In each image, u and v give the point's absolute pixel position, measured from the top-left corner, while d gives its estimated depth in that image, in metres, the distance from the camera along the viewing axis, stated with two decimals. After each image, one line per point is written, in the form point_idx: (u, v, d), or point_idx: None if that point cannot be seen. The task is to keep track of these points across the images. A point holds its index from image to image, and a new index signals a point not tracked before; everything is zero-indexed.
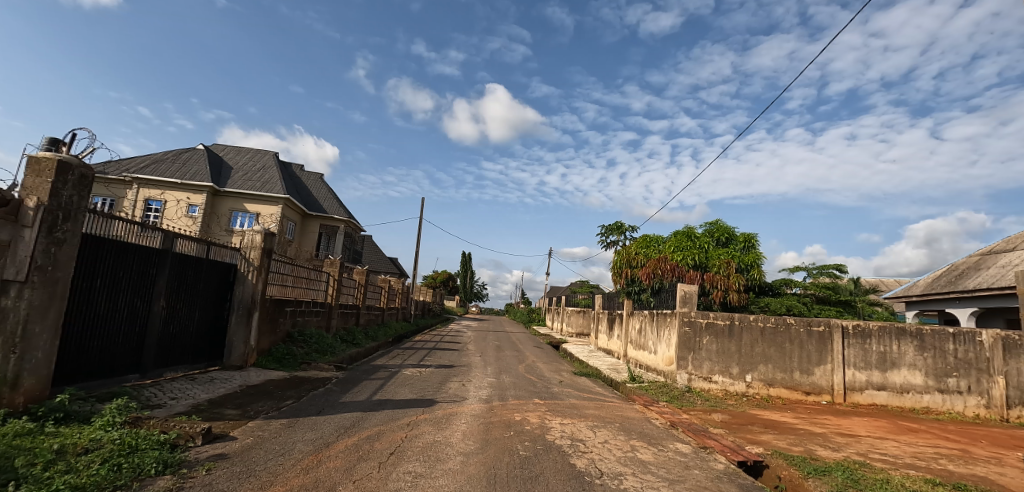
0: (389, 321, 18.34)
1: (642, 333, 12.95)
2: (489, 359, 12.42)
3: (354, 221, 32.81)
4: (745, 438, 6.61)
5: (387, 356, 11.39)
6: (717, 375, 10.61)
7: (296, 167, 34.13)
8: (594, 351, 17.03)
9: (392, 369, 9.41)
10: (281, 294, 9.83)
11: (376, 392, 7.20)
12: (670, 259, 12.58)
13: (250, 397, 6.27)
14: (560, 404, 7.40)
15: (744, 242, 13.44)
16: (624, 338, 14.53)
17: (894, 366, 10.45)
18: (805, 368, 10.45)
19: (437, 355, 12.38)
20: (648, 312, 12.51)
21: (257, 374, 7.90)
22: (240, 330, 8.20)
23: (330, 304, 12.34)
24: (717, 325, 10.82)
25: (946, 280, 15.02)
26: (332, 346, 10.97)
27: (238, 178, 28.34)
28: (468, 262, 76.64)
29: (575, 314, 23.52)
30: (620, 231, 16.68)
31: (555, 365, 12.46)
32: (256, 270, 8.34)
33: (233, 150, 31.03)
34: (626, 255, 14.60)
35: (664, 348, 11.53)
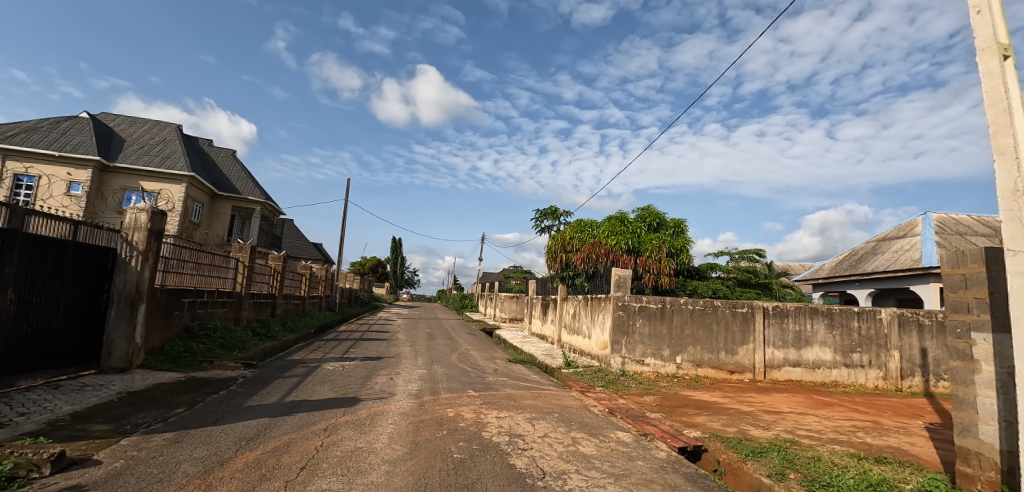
0: (310, 311, 17.05)
1: (576, 318, 12.86)
2: (419, 349, 11.75)
3: (272, 203, 30.40)
4: (681, 422, 6.53)
5: (306, 350, 10.42)
6: (650, 358, 10.68)
7: (203, 143, 30.97)
8: (528, 336, 16.82)
9: (310, 365, 8.53)
10: (177, 283, 8.61)
11: (290, 392, 6.40)
12: (603, 244, 12.60)
13: (133, 404, 5.31)
14: (495, 396, 6.96)
15: (673, 228, 13.71)
16: (558, 323, 14.42)
17: (808, 344, 10.99)
18: (730, 348, 10.77)
19: (362, 347, 11.54)
20: (582, 297, 12.42)
21: (145, 377, 6.85)
22: (121, 326, 7.08)
23: (240, 294, 11.09)
24: (649, 308, 10.88)
25: (848, 263, 16.23)
26: (242, 340, 9.84)
27: (133, 152, 25.19)
28: (398, 248, 74.39)
29: (508, 299, 23.25)
30: (554, 216, 16.50)
31: (488, 353, 12.06)
32: (142, 255, 7.23)
33: (126, 121, 27.52)
34: (559, 239, 14.40)
35: (598, 332, 11.46)
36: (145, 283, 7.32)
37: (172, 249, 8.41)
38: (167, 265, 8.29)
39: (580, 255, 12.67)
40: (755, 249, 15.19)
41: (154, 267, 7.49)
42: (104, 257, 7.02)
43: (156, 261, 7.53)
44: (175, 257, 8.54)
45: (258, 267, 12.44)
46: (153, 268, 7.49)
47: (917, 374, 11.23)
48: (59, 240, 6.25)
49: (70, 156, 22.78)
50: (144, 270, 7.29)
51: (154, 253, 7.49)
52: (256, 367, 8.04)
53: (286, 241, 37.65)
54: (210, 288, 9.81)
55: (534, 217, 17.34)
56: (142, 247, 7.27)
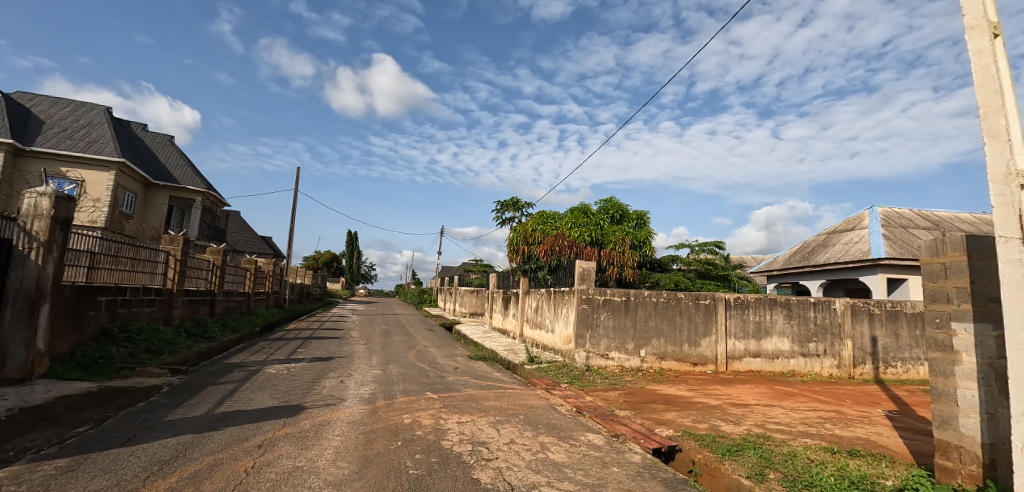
0: (256, 309, 15.93)
1: (538, 312, 12.50)
2: (373, 348, 11.06)
3: (214, 194, 28.50)
4: (652, 419, 6.23)
5: (247, 351, 9.54)
6: (614, 351, 10.44)
7: (136, 127, 28.61)
8: (488, 331, 16.36)
9: (250, 369, 7.73)
10: (91, 280, 7.60)
11: (223, 401, 5.67)
12: (567, 236, 12.29)
13: (22, 426, 4.53)
14: (456, 398, 6.46)
15: (636, 220, 13.56)
16: (520, 317, 14.02)
17: (767, 334, 11.04)
18: (693, 340, 10.68)
19: (311, 346, 10.73)
20: (546, 291, 12.07)
21: (48, 388, 5.95)
22: (18, 330, 6.08)
23: (171, 291, 10.05)
24: (613, 301, 10.63)
25: (801, 255, 16.63)
26: (172, 342, 8.87)
27: (52, 136, 22.87)
28: (353, 241, 72.16)
29: (468, 294, 22.69)
30: (516, 208, 16.07)
31: (448, 350, 11.52)
32: (43, 247, 6.28)
33: (45, 102, 25.00)
34: (521, 231, 13.98)
35: (562, 326, 11.14)
36: (47, 280, 6.37)
37: (85, 241, 7.40)
38: (79, 259, 7.29)
39: (543, 247, 12.34)
40: (714, 242, 15.29)
41: (60, 261, 6.54)
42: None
43: (62, 254, 6.57)
44: (88, 251, 7.53)
45: (193, 262, 11.35)
46: (59, 263, 6.53)
47: (868, 362, 11.53)
48: None
49: None
50: (47, 264, 6.34)
51: (60, 245, 6.54)
52: (186, 373, 7.18)
53: (232, 234, 35.53)
54: (134, 285, 8.79)
55: (495, 209, 16.85)
56: (45, 238, 6.33)
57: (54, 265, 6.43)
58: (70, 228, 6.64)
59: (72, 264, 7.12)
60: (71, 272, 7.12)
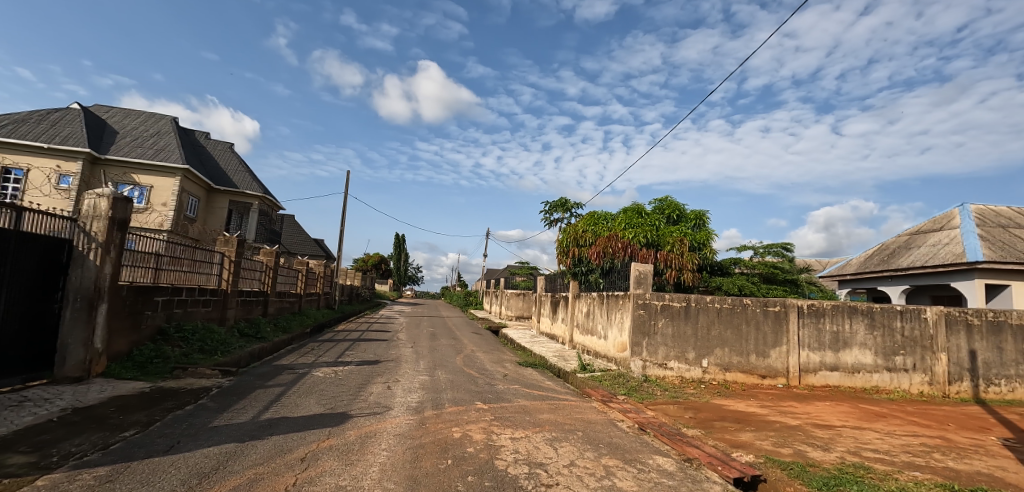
0: (307, 309, 16.14)
1: (590, 317, 11.93)
2: (420, 351, 10.82)
3: (270, 198, 29.52)
4: (726, 441, 5.56)
5: (296, 353, 9.49)
6: (673, 361, 9.73)
7: (199, 135, 30.08)
8: (536, 336, 15.88)
9: (298, 372, 7.60)
10: (148, 280, 7.72)
11: (269, 407, 5.48)
12: (620, 237, 11.65)
13: (71, 427, 4.51)
14: (507, 409, 6.03)
15: (694, 220, 12.73)
16: (570, 322, 13.48)
17: (846, 346, 9.99)
18: (762, 351, 9.81)
19: (359, 349, 10.62)
20: (598, 295, 11.49)
21: (104, 387, 6.01)
22: (76, 329, 6.19)
23: (225, 292, 10.18)
24: (672, 307, 9.93)
25: (879, 258, 15.20)
26: (224, 343, 8.93)
27: (125, 145, 24.31)
28: (401, 244, 73.50)
29: (514, 297, 22.30)
30: (565, 208, 15.54)
31: (496, 355, 11.14)
32: (101, 248, 6.36)
33: (119, 113, 26.68)
34: (571, 232, 13.43)
35: (616, 332, 10.53)
36: (105, 280, 6.44)
37: (143, 242, 7.51)
38: (136, 260, 7.40)
39: (595, 249, 11.76)
40: (781, 243, 14.16)
41: (117, 263, 6.60)
42: (56, 250, 6.19)
43: (119, 255, 6.64)
44: (146, 252, 7.64)
45: (247, 263, 11.50)
46: (116, 263, 6.60)
47: (965, 379, 10.24)
48: None
49: (59, 148, 21.89)
50: (104, 265, 6.41)
51: (117, 246, 6.61)
52: (236, 375, 7.12)
53: (286, 237, 36.77)
54: (189, 285, 8.91)
55: (543, 210, 16.38)
56: (102, 239, 6.40)
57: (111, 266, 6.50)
58: (126, 230, 6.70)
59: (129, 265, 7.22)
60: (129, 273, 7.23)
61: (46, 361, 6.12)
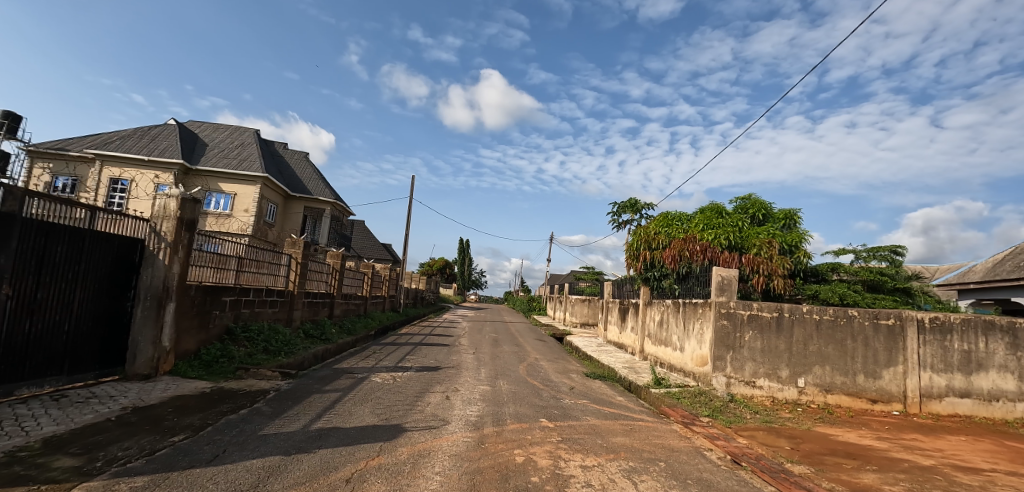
0: (372, 312, 16.24)
1: (664, 326, 11.01)
2: (482, 358, 10.39)
3: (342, 203, 30.61)
4: (844, 484, 4.58)
5: (358, 356, 9.32)
6: (763, 379, 8.65)
7: (278, 145, 31.81)
8: (603, 345, 15.04)
9: (357, 377, 7.35)
10: (216, 280, 7.78)
11: (322, 415, 5.16)
12: (699, 238, 10.56)
13: (126, 428, 4.40)
14: (576, 429, 5.38)
15: (783, 220, 11.41)
16: (640, 331, 12.56)
17: (980, 368, 8.42)
18: (871, 371, 8.50)
19: (419, 354, 10.35)
20: (673, 302, 10.56)
21: (168, 385, 5.99)
22: (146, 327, 6.26)
23: (292, 293, 10.26)
24: (761, 318, 8.82)
25: (1011, 265, 12.98)
26: (289, 344, 8.94)
27: (213, 156, 26.07)
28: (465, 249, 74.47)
29: (579, 303, 21.50)
30: (635, 209, 14.60)
31: (561, 364, 10.49)
32: (169, 247, 6.40)
33: (209, 127, 28.73)
34: (640, 234, 12.47)
35: (694, 345, 9.55)
36: (174, 280, 6.47)
37: (211, 242, 7.55)
38: (204, 260, 7.45)
39: (670, 251, 10.75)
40: (888, 246, 12.43)
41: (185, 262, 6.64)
42: (129, 249, 6.28)
43: (187, 255, 6.67)
44: (215, 252, 7.70)
45: (314, 264, 11.58)
46: (184, 263, 6.63)
47: None
48: (70, 228, 5.53)
49: (156, 160, 23.80)
50: (173, 265, 6.45)
51: (185, 246, 6.65)
52: (296, 377, 6.95)
53: (356, 242, 38.10)
54: (257, 285, 9.00)
55: (610, 212, 15.50)
56: (170, 239, 6.44)
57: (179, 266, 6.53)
58: (193, 230, 6.73)
59: (198, 265, 7.27)
60: (198, 273, 7.29)
61: (119, 358, 6.21)
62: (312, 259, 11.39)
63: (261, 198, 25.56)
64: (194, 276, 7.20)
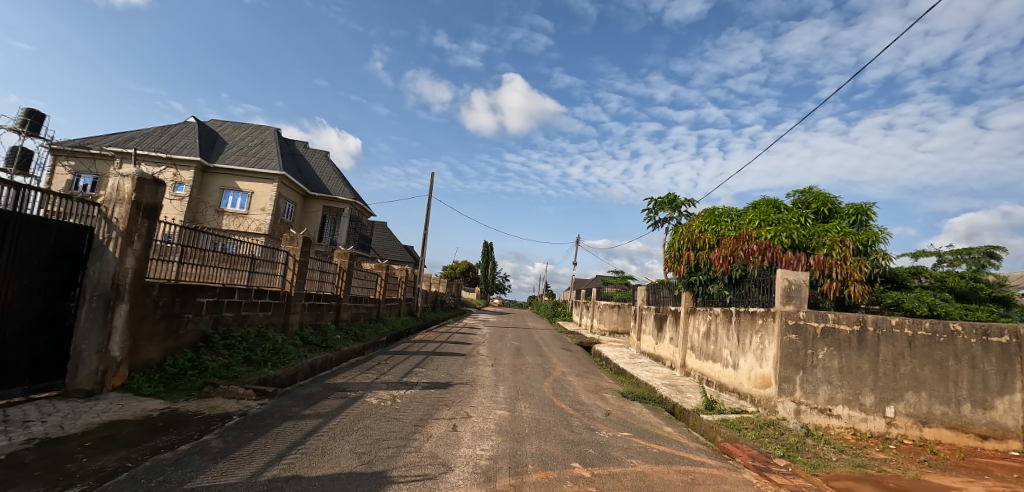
0: (386, 316, 15.11)
1: (713, 339, 9.54)
2: (502, 372, 9.06)
3: (361, 203, 29.71)
4: None
5: (358, 368, 8.12)
6: (841, 406, 7.16)
7: (299, 144, 31.19)
8: (637, 357, 13.53)
9: (348, 396, 6.11)
10: (191, 278, 6.66)
11: (284, 456, 3.91)
12: (755, 237, 9.04)
13: (8, 475, 3.23)
14: (621, 481, 4.01)
15: (853, 216, 9.73)
16: (683, 343, 11.03)
17: None
18: (981, 400, 6.87)
19: (430, 365, 9.08)
20: (726, 311, 9.09)
21: (111, 406, 4.85)
22: (91, 333, 5.16)
23: (290, 294, 9.09)
24: (839, 333, 7.29)
25: None
26: (282, 353, 7.81)
27: (232, 154, 25.50)
28: (489, 252, 73.36)
29: (608, 309, 20.02)
30: (674, 206, 13.06)
31: (593, 381, 9.10)
32: (121, 237, 5.30)
33: (229, 125, 28.26)
34: (682, 233, 10.98)
35: (752, 362, 8.07)
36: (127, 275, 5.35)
37: (183, 233, 6.43)
38: (186, 257, 6.54)
39: (719, 252, 9.28)
40: (982, 246, 10.53)
41: (144, 256, 5.54)
42: (72, 236, 5.18)
43: (145, 248, 5.57)
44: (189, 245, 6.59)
45: (318, 263, 10.47)
46: (141, 258, 5.50)
47: None
48: None
49: (174, 158, 23.30)
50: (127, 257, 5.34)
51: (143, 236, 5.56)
52: (274, 396, 5.73)
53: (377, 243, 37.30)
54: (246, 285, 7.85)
55: (646, 209, 14.00)
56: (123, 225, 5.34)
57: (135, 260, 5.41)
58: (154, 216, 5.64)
59: (175, 262, 6.33)
60: (177, 271, 6.38)
61: (58, 370, 5.11)
62: (316, 258, 10.28)
63: (279, 196, 24.85)
64: (170, 274, 6.29)
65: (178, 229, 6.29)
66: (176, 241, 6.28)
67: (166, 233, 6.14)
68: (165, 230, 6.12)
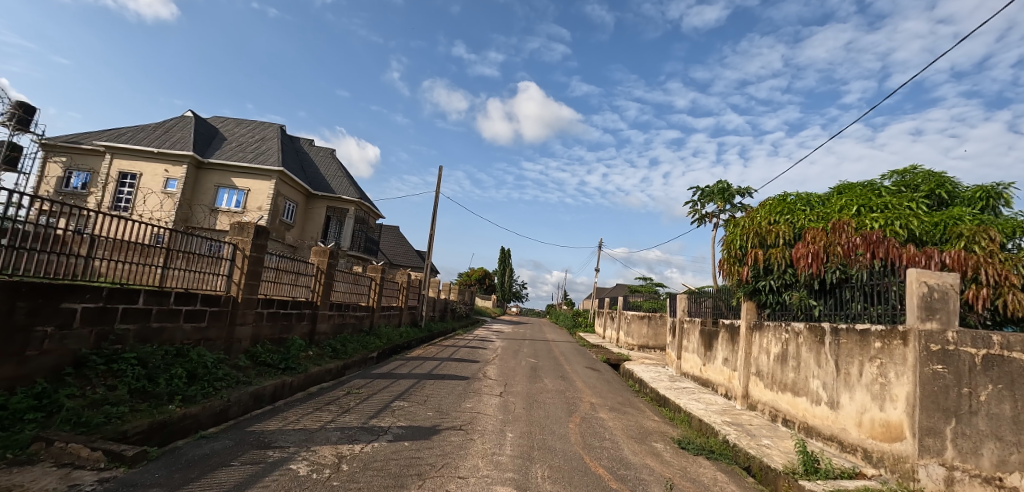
0: (382, 327, 12.97)
1: (796, 366, 7.17)
2: (513, 406, 6.79)
3: (367, 204, 27.74)
4: None
5: (316, 401, 5.99)
6: (1017, 475, 4.80)
7: (304, 141, 29.34)
8: (680, 380, 11.13)
9: (264, 460, 3.91)
10: (130, 279, 5.26)
11: None
12: (855, 227, 6.61)
13: None
14: None
15: (980, 200, 7.29)
16: (745, 367, 8.63)
17: None
18: None
19: (419, 396, 6.89)
20: (821, 329, 6.69)
21: None
22: None
23: (237, 301, 6.91)
24: (1010, 364, 4.92)
25: None
26: (212, 381, 5.72)
27: (230, 150, 23.57)
28: (506, 259, 71.43)
29: (637, 320, 17.68)
30: (726, 197, 10.68)
31: (638, 420, 6.77)
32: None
33: (231, 122, 26.58)
34: (743, 225, 8.62)
35: (867, 402, 5.74)
36: (73, 273, 4.74)
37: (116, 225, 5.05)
38: (173, 259, 5.80)
39: (802, 249, 6.95)
40: None
41: (117, 261, 5.06)
42: None
43: (114, 251, 5.05)
44: (124, 240, 5.16)
45: (285, 261, 8.36)
46: (109, 264, 5.01)
47: None
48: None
49: (166, 153, 21.56)
50: (74, 257, 4.72)
51: (112, 238, 5.05)
52: (135, 464, 3.62)
53: (388, 247, 35.44)
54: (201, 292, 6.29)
55: (690, 201, 11.63)
56: (86, 224, 4.71)
57: (105, 265, 4.96)
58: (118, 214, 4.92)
59: (158, 265, 5.62)
60: (163, 275, 5.69)
61: None
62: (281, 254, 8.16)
63: (278, 195, 22.88)
64: (155, 279, 5.60)
65: (170, 231, 5.70)
66: (165, 242, 5.69)
67: (153, 234, 5.54)
68: (151, 230, 5.53)
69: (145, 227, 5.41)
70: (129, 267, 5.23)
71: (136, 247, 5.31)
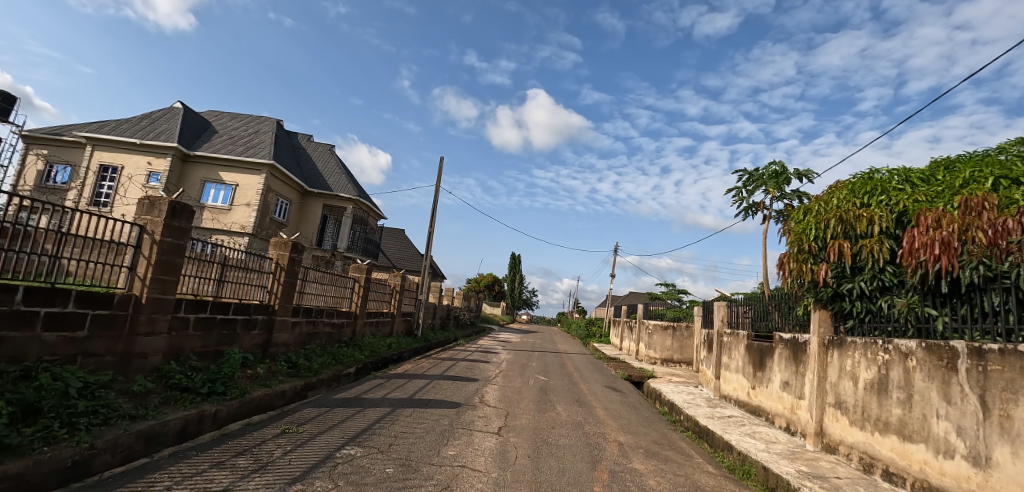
0: (365, 336, 11.12)
1: (911, 400, 5.18)
2: (516, 452, 4.87)
3: (367, 202, 26.02)
4: None
5: (227, 447, 4.14)
6: None
7: (302, 137, 27.70)
8: (721, 405, 9.13)
9: None
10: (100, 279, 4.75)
11: None
12: (1001, 207, 4.65)
13: None
14: None
15: None
16: (820, 396, 6.64)
17: None
18: None
19: (388, 434, 5.01)
20: (956, 348, 4.71)
21: None
22: None
23: (140, 302, 5.10)
24: None
25: None
26: (74, 416, 3.93)
27: (219, 142, 21.84)
28: (516, 265, 69.53)
29: (660, 331, 15.70)
30: (780, 182, 8.70)
31: (692, 478, 4.84)
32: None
33: (224, 115, 25.01)
34: (818, 208, 6.64)
35: None
36: (41, 274, 4.26)
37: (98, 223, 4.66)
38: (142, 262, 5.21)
39: (917, 238, 5.04)
40: None
41: (87, 261, 4.57)
42: None
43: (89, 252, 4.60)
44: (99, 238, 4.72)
45: (227, 252, 6.49)
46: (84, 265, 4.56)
47: None
48: None
49: (149, 143, 19.87)
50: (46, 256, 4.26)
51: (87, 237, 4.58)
52: None
53: (391, 251, 33.69)
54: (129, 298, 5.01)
55: (732, 189, 9.63)
56: (66, 222, 4.30)
57: (76, 265, 4.47)
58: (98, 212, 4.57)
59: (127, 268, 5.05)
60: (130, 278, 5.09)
61: None
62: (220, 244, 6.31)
63: (269, 190, 21.03)
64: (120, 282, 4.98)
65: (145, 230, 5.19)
66: (137, 242, 5.14)
67: (126, 233, 5.02)
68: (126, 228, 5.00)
69: (119, 225, 4.91)
70: (96, 267, 4.68)
71: (104, 245, 4.77)
